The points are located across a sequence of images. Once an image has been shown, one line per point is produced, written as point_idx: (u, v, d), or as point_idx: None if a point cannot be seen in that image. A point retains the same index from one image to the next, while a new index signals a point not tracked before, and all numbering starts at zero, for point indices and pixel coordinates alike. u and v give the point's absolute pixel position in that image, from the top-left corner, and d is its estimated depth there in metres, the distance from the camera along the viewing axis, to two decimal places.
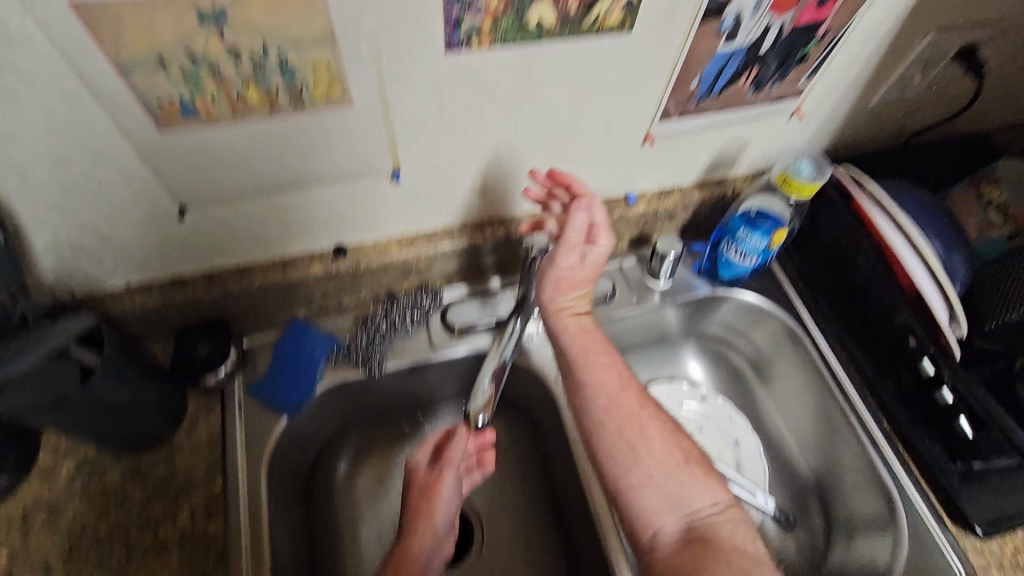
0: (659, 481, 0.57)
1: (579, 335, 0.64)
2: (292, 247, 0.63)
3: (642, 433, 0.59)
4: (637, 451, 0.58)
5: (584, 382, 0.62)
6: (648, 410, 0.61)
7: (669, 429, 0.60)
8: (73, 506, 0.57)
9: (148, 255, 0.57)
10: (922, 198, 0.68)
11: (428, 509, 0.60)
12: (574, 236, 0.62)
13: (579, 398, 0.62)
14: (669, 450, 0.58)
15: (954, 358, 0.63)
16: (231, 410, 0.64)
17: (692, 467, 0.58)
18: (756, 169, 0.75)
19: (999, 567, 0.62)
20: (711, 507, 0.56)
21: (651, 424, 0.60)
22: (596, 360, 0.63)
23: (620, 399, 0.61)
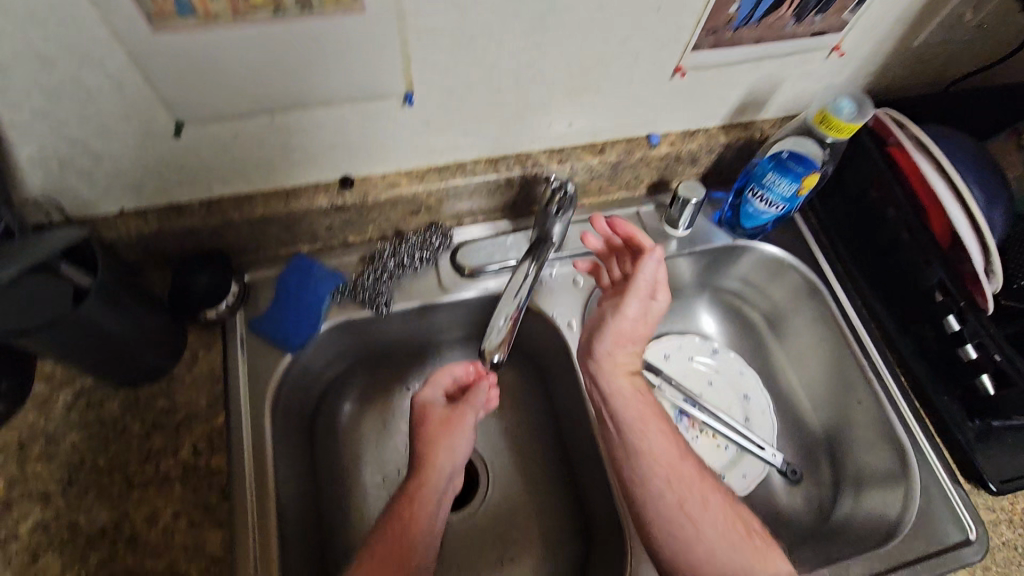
0: (721, 560, 0.56)
1: (635, 398, 0.62)
2: (295, 175, 0.60)
3: (701, 506, 0.58)
4: (699, 526, 0.57)
5: (642, 446, 0.60)
6: (707, 482, 0.59)
7: (726, 502, 0.59)
8: (70, 436, 0.55)
9: (143, 176, 0.54)
10: (962, 142, 0.64)
11: (444, 437, 0.60)
12: (642, 291, 0.63)
13: (633, 465, 0.60)
14: (729, 525, 0.57)
15: (985, 312, 0.60)
16: (233, 344, 0.62)
17: (755, 540, 0.57)
18: (786, 112, 0.71)
19: (1007, 523, 0.62)
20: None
21: (711, 496, 0.58)
22: (652, 428, 0.61)
23: (679, 467, 0.59)
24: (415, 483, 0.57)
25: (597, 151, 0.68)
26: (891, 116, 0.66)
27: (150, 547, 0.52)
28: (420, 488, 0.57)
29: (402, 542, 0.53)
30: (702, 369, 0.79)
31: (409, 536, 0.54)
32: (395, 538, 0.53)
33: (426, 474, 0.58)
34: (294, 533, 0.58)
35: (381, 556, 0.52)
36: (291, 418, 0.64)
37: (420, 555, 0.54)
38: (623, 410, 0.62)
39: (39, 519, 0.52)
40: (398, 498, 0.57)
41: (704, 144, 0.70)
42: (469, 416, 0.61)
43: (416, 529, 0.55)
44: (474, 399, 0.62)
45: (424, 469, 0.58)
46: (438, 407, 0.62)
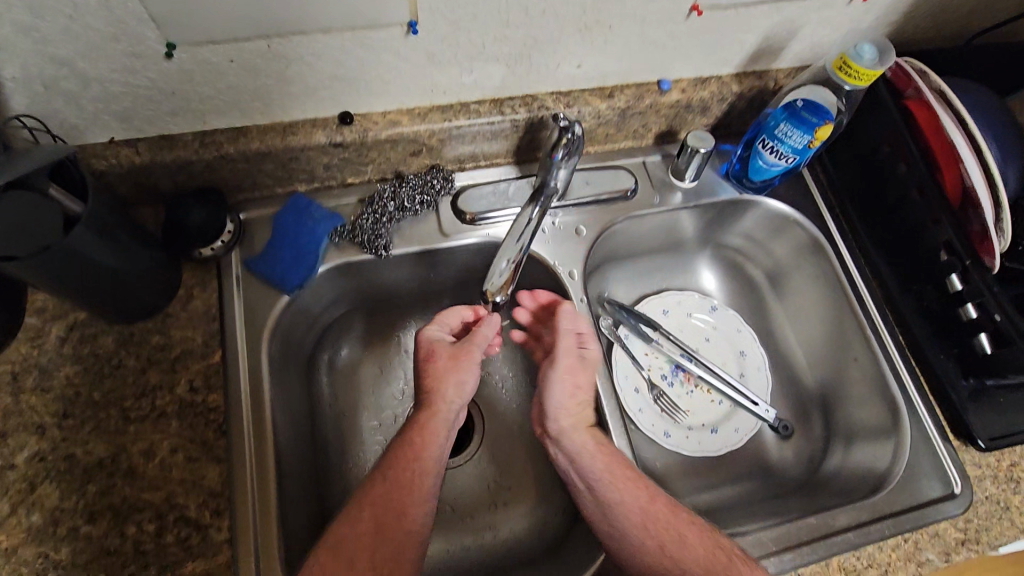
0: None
1: (594, 451, 0.58)
2: (293, 109, 0.57)
3: (681, 543, 0.53)
4: (683, 566, 0.52)
5: (610, 499, 0.56)
6: (682, 518, 0.55)
7: (706, 527, 0.55)
8: (65, 368, 0.55)
9: (133, 103, 0.51)
10: (981, 98, 0.63)
11: (452, 371, 0.59)
12: (569, 344, 0.62)
13: (608, 521, 0.55)
14: (711, 553, 0.52)
15: (990, 270, 0.60)
16: (228, 283, 0.60)
17: (738, 564, 0.51)
18: (802, 61, 0.69)
19: (993, 479, 0.63)
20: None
21: (690, 531, 0.54)
22: (616, 475, 0.57)
23: (651, 511, 0.55)
24: (426, 413, 0.57)
25: (605, 96, 0.65)
26: (913, 66, 0.64)
27: (147, 480, 0.52)
28: (430, 419, 0.57)
29: (410, 470, 0.54)
30: (701, 326, 0.79)
31: (416, 464, 0.54)
32: (401, 471, 0.53)
33: (438, 404, 0.57)
34: (291, 470, 0.58)
35: (388, 482, 0.53)
36: (288, 359, 0.63)
37: (429, 483, 0.54)
38: (586, 468, 0.57)
39: (34, 450, 0.52)
40: (407, 426, 0.57)
41: (716, 92, 0.68)
42: (476, 351, 0.60)
43: (424, 458, 0.55)
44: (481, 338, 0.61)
45: (433, 400, 0.58)
46: (444, 344, 0.61)
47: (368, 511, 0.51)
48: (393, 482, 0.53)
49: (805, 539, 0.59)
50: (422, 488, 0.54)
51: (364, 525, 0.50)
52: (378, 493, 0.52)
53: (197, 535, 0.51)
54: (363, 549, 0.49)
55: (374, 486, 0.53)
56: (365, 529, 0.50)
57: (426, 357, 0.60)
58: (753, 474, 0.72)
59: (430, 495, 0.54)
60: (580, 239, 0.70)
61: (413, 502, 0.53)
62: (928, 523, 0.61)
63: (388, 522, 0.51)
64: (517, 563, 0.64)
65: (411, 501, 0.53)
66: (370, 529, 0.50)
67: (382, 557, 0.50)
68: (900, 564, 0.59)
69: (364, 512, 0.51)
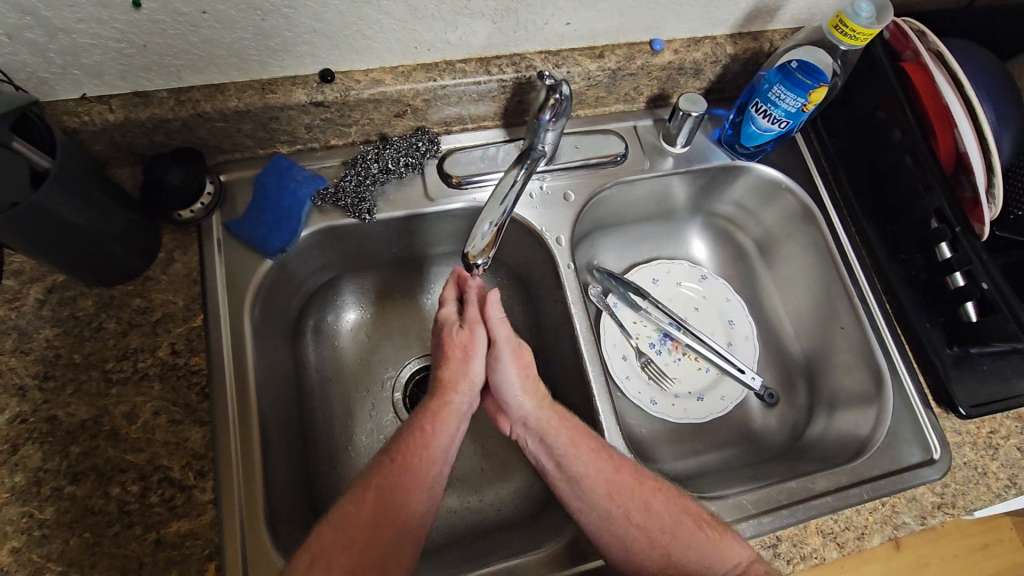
0: (678, 560, 0.53)
1: (558, 426, 0.58)
2: (271, 66, 0.55)
3: (647, 510, 0.55)
4: (652, 533, 0.54)
5: (578, 474, 0.56)
6: (649, 485, 0.56)
7: (673, 495, 0.56)
8: (44, 331, 0.54)
9: (104, 57, 0.50)
10: (980, 61, 0.62)
11: (466, 362, 0.58)
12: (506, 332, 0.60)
13: (578, 497, 0.56)
14: (678, 519, 0.54)
15: (977, 237, 0.60)
16: (210, 246, 0.60)
17: (706, 530, 0.53)
18: (798, 22, 0.67)
19: (971, 445, 0.64)
20: (735, 569, 0.51)
21: (655, 498, 0.56)
22: (580, 447, 0.57)
23: (615, 480, 0.56)
24: (438, 401, 0.57)
25: (595, 56, 0.64)
26: (911, 25, 0.62)
27: (130, 442, 0.52)
28: (443, 406, 0.56)
29: (420, 456, 0.53)
30: (689, 294, 0.79)
31: (427, 453, 0.54)
32: (410, 458, 0.53)
33: (452, 394, 0.57)
34: (276, 434, 0.58)
35: (396, 468, 0.52)
36: (272, 323, 0.63)
37: (433, 472, 0.54)
38: (554, 446, 0.57)
39: (15, 412, 0.51)
40: (420, 413, 0.56)
41: (709, 53, 0.66)
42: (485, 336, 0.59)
43: (435, 446, 0.54)
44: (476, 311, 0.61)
45: (447, 389, 0.57)
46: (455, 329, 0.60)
47: (371, 494, 0.51)
48: (399, 469, 0.52)
49: (784, 502, 0.59)
50: (427, 477, 0.53)
51: (367, 507, 0.50)
52: (383, 477, 0.52)
53: (181, 496, 0.51)
54: (364, 531, 0.49)
55: (377, 471, 0.53)
56: (367, 510, 0.50)
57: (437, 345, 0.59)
58: (737, 440, 0.73)
59: (432, 484, 0.53)
60: (568, 205, 0.69)
61: (418, 488, 0.52)
62: (906, 488, 0.62)
63: (392, 506, 0.51)
64: (502, 524, 0.65)
65: (418, 489, 0.52)
66: (373, 511, 0.50)
67: (381, 538, 0.50)
68: (877, 526, 0.60)
69: (368, 495, 0.51)
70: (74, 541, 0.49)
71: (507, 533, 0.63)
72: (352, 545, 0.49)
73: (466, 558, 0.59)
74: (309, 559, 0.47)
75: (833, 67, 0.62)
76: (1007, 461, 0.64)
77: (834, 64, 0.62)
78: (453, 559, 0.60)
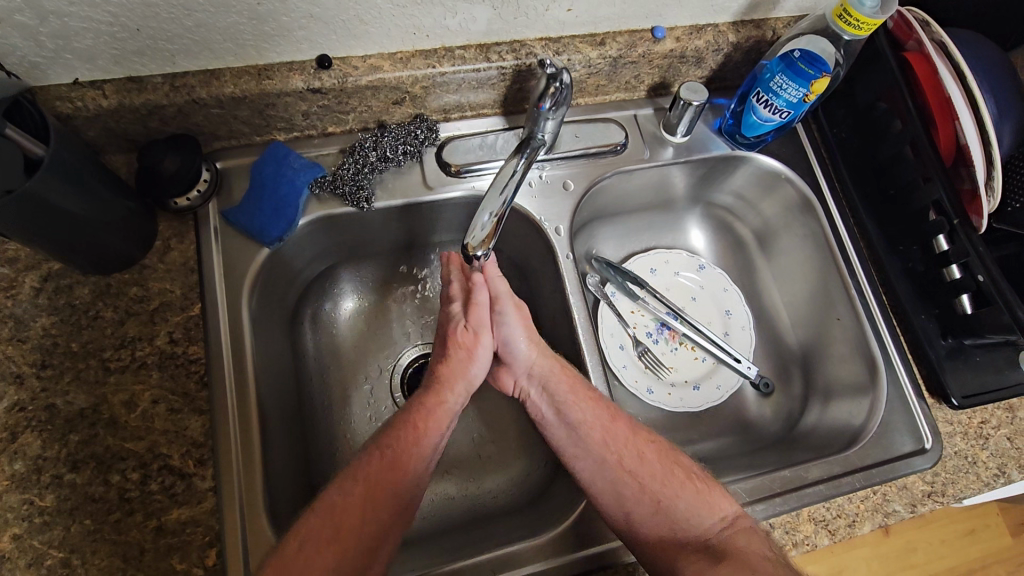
0: (669, 507, 0.55)
1: (559, 374, 0.61)
2: (267, 51, 0.54)
3: (640, 459, 0.57)
4: (644, 481, 0.56)
5: (576, 420, 0.59)
6: (641, 437, 0.59)
7: (665, 448, 0.59)
8: (41, 319, 0.54)
9: (98, 42, 0.49)
10: (982, 54, 0.62)
11: (467, 362, 0.60)
12: (506, 291, 0.62)
13: (577, 443, 0.58)
14: (669, 471, 0.57)
15: (975, 228, 0.59)
16: (207, 234, 0.59)
17: (696, 482, 0.56)
18: (801, 10, 0.66)
19: (962, 435, 0.65)
20: (721, 523, 0.54)
21: (648, 449, 0.58)
22: (580, 394, 0.59)
23: (612, 429, 0.58)
24: (434, 398, 0.58)
25: (596, 43, 0.63)
26: (915, 15, 0.62)
27: (130, 430, 0.52)
28: (438, 404, 0.57)
29: (411, 452, 0.54)
30: (687, 284, 0.79)
31: (416, 449, 0.54)
32: (402, 451, 0.54)
33: (447, 391, 0.59)
34: (275, 422, 0.59)
35: (386, 460, 0.53)
36: (270, 312, 0.63)
37: (420, 468, 0.54)
38: (555, 392, 0.60)
39: (13, 400, 0.51)
40: (413, 408, 0.57)
41: (711, 42, 0.65)
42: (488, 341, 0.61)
43: (424, 442, 0.55)
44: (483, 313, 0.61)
45: (444, 387, 0.59)
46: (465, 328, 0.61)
47: (361, 486, 0.51)
48: (389, 463, 0.53)
49: (778, 490, 0.60)
50: (414, 471, 0.53)
51: (355, 497, 0.51)
52: (371, 466, 0.52)
53: (181, 483, 0.51)
54: (353, 520, 0.50)
55: (369, 463, 0.53)
56: (355, 498, 0.51)
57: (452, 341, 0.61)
58: (732, 429, 0.74)
59: (418, 479, 0.54)
60: (568, 194, 0.69)
61: (409, 482, 0.53)
62: (897, 477, 0.62)
63: (380, 493, 0.51)
64: (499, 511, 0.66)
65: (405, 481, 0.53)
66: (362, 497, 0.51)
67: (369, 528, 0.50)
68: (867, 514, 0.61)
69: (358, 486, 0.51)
70: (76, 528, 0.49)
71: (505, 520, 0.63)
72: (342, 531, 0.49)
73: (464, 544, 0.60)
74: (297, 544, 0.48)
75: (836, 56, 0.61)
76: (997, 451, 0.65)
77: (837, 54, 0.62)
78: (450, 545, 0.60)
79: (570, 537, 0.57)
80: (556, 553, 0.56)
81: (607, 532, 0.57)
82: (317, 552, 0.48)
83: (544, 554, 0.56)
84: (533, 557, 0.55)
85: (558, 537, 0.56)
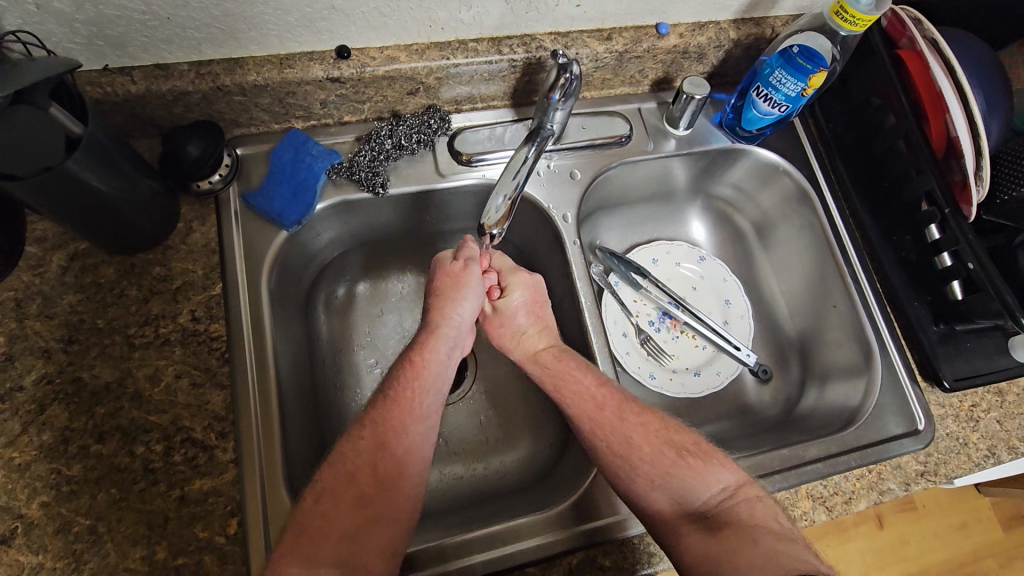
0: (663, 484, 0.55)
1: (540, 376, 0.63)
2: (289, 42, 0.57)
3: (628, 444, 0.57)
4: (634, 461, 0.56)
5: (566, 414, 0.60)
6: (629, 422, 0.59)
7: (654, 429, 0.59)
8: (69, 297, 0.56)
9: (127, 29, 0.51)
10: (971, 53, 0.65)
11: (455, 298, 0.62)
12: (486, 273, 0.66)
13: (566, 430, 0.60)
14: (659, 451, 0.57)
15: (966, 218, 0.62)
16: (228, 217, 0.61)
17: (687, 458, 0.57)
18: (799, 9, 0.69)
19: (953, 417, 0.67)
20: (722, 493, 0.54)
21: (636, 432, 0.58)
22: (566, 391, 0.61)
23: (598, 419, 0.59)
24: (425, 332, 0.60)
25: (604, 38, 0.65)
26: (908, 14, 0.65)
27: (153, 403, 0.54)
28: (430, 338, 0.60)
29: (410, 390, 0.56)
30: (688, 274, 0.82)
31: (417, 383, 0.57)
32: (402, 393, 0.56)
33: (437, 323, 0.61)
34: (292, 399, 0.61)
35: (389, 402, 0.55)
36: (287, 294, 0.65)
37: (425, 401, 0.56)
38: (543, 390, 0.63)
39: (42, 373, 0.53)
40: (410, 348, 0.60)
41: (713, 38, 0.68)
42: (476, 274, 0.63)
43: (423, 375, 0.57)
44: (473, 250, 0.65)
45: (431, 320, 0.61)
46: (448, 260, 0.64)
47: (369, 431, 0.53)
48: (393, 401, 0.55)
49: (777, 468, 0.62)
50: (419, 407, 0.56)
51: (367, 443, 0.53)
52: (379, 412, 0.54)
53: (203, 455, 0.53)
54: (367, 465, 0.52)
55: (374, 409, 0.55)
56: (366, 446, 0.52)
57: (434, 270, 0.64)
58: (732, 413, 0.76)
59: (425, 414, 0.56)
60: (574, 182, 0.71)
61: (412, 420, 0.55)
62: (891, 456, 0.65)
63: (388, 435, 0.53)
64: (505, 489, 0.68)
65: (412, 421, 0.54)
66: (373, 444, 0.53)
67: (385, 468, 0.52)
68: (863, 492, 0.63)
69: (365, 432, 0.53)
70: (102, 497, 0.50)
71: (512, 497, 0.65)
72: (356, 477, 0.51)
73: (473, 519, 0.62)
74: (314, 499, 0.50)
75: (833, 52, 0.64)
76: (987, 433, 0.67)
77: (834, 50, 0.64)
78: (459, 520, 0.62)
79: (579, 510, 0.58)
80: (564, 527, 0.57)
81: (611, 507, 0.58)
82: (333, 502, 0.50)
83: (548, 527, 0.57)
84: (542, 529, 0.57)
85: (565, 510, 0.58)
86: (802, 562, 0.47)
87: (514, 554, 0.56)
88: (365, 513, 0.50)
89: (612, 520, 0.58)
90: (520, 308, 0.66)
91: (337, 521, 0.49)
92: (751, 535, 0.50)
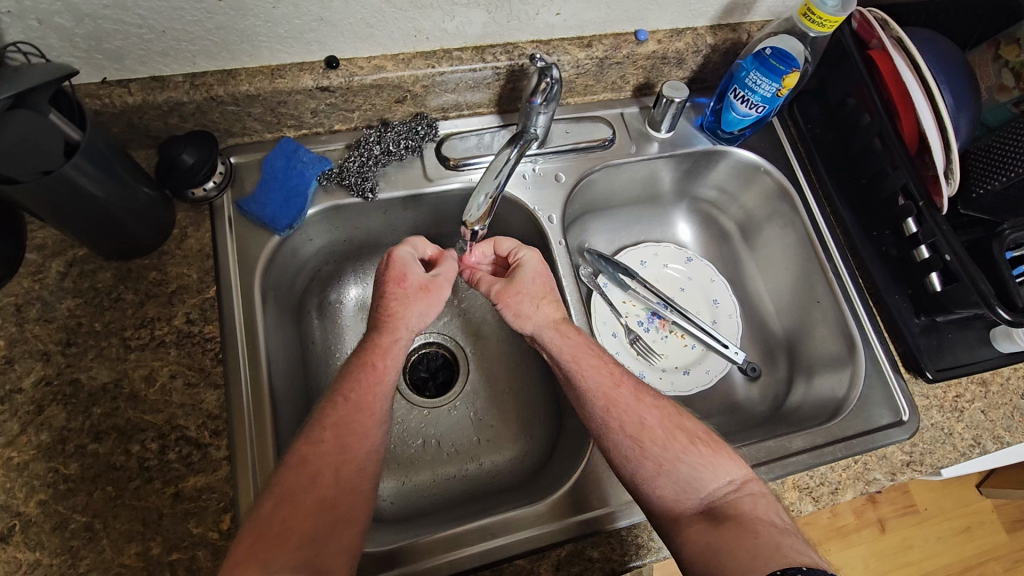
0: (671, 469, 0.54)
1: (561, 345, 0.60)
2: (279, 53, 0.59)
3: (641, 426, 0.56)
4: (644, 444, 0.55)
5: (582, 388, 0.59)
6: (644, 402, 0.58)
7: (668, 412, 0.58)
8: (67, 301, 0.58)
9: (125, 43, 0.53)
10: (940, 51, 0.66)
11: (410, 305, 0.59)
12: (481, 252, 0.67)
13: (581, 406, 0.59)
14: (671, 436, 0.56)
15: (939, 211, 0.63)
16: (222, 223, 0.63)
17: (700, 446, 0.56)
18: (773, 14, 0.72)
19: (938, 408, 0.68)
20: (729, 485, 0.54)
21: (651, 415, 0.57)
22: (585, 364, 0.59)
23: (614, 394, 0.58)
24: (387, 338, 0.58)
25: (584, 45, 0.68)
26: (875, 15, 0.66)
27: (148, 403, 0.55)
28: (392, 343, 0.58)
29: (371, 390, 0.55)
30: (675, 275, 0.84)
31: (377, 388, 0.56)
32: (364, 396, 0.55)
33: (394, 331, 0.58)
34: (285, 400, 0.62)
35: (350, 405, 0.54)
36: (280, 298, 0.67)
37: (382, 406, 0.56)
38: (568, 367, 0.59)
39: (40, 375, 0.55)
40: (367, 348, 0.58)
41: (691, 43, 0.70)
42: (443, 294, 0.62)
43: (384, 379, 0.56)
44: (449, 265, 0.64)
45: (396, 325, 0.59)
46: (416, 267, 0.62)
47: (330, 433, 0.53)
48: (351, 404, 0.54)
49: (764, 459, 0.63)
50: (379, 410, 0.55)
51: (328, 446, 0.52)
52: (342, 417, 0.54)
53: (198, 453, 0.54)
54: (329, 468, 0.51)
55: (332, 410, 0.54)
56: (329, 449, 0.52)
57: (398, 276, 0.60)
58: (720, 410, 0.77)
59: (383, 417, 0.56)
60: (559, 185, 0.73)
61: (372, 424, 0.55)
62: (877, 447, 0.65)
63: (351, 437, 0.53)
64: (498, 487, 0.69)
65: (372, 425, 0.55)
66: (335, 447, 0.52)
67: (345, 472, 0.52)
68: (850, 482, 0.64)
69: (325, 435, 0.53)
70: (98, 494, 0.52)
71: (504, 494, 0.66)
72: (319, 481, 0.51)
73: (465, 515, 0.63)
74: (290, 495, 0.49)
75: (805, 53, 0.66)
76: (972, 423, 0.68)
77: (805, 51, 0.66)
78: (451, 516, 0.63)
79: (568, 503, 0.59)
80: (552, 521, 0.58)
81: (600, 501, 0.59)
82: (294, 507, 0.49)
83: (537, 521, 0.58)
84: (531, 522, 0.58)
85: (555, 504, 0.59)
86: (793, 550, 0.48)
87: (505, 547, 0.56)
88: (332, 518, 0.50)
89: (601, 513, 0.58)
90: (533, 277, 0.63)
91: (301, 529, 0.48)
92: (734, 521, 0.51)
